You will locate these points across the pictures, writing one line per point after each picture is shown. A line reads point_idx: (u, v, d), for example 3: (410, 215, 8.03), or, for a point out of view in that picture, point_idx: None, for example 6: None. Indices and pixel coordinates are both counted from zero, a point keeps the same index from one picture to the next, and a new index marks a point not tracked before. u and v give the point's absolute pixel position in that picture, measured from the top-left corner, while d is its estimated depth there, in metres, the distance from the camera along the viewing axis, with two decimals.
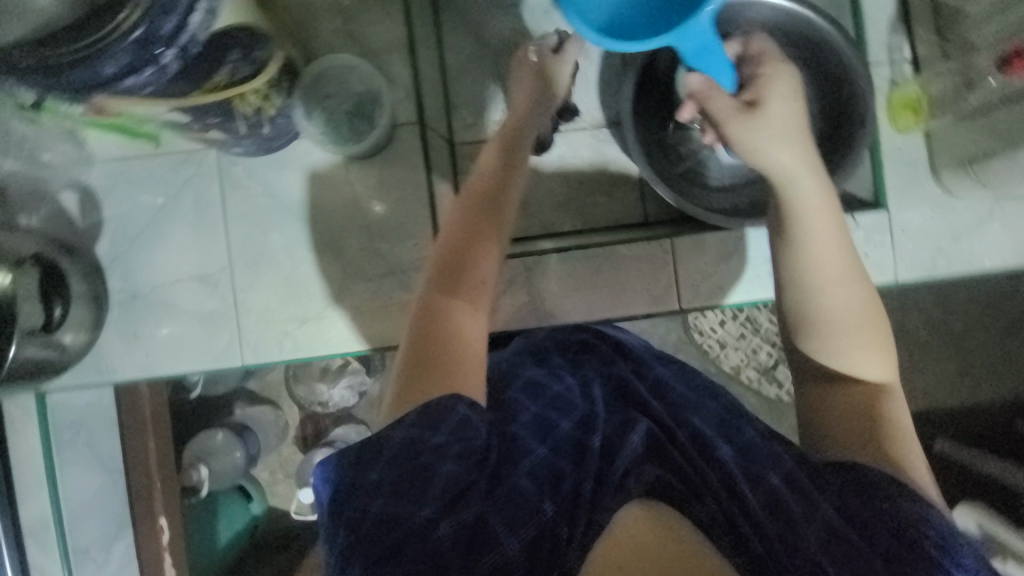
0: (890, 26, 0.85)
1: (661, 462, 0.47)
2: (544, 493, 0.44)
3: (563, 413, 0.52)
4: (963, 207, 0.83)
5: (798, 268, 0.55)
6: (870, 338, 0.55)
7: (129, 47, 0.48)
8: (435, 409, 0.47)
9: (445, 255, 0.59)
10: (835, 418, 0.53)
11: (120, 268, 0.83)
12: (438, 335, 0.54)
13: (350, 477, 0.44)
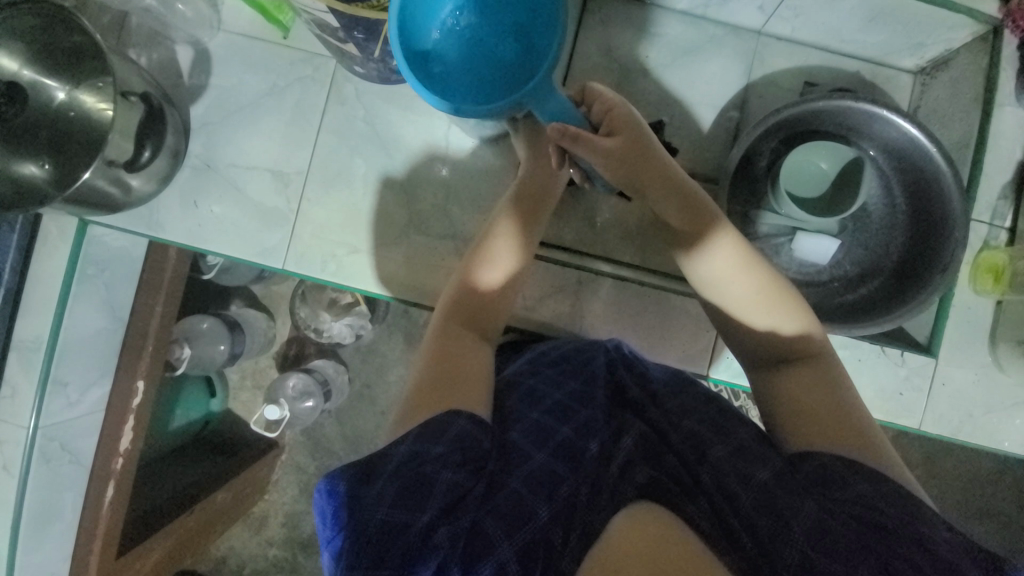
0: (1000, 190, 0.86)
1: (649, 466, 0.58)
2: (537, 492, 0.53)
3: (562, 418, 0.62)
4: (1006, 384, 0.84)
5: (730, 284, 0.68)
6: (784, 308, 0.67)
7: None
8: (437, 425, 0.57)
9: (465, 293, 0.70)
10: (794, 410, 0.62)
11: (205, 136, 0.84)
12: (450, 360, 0.64)
13: (352, 490, 0.52)
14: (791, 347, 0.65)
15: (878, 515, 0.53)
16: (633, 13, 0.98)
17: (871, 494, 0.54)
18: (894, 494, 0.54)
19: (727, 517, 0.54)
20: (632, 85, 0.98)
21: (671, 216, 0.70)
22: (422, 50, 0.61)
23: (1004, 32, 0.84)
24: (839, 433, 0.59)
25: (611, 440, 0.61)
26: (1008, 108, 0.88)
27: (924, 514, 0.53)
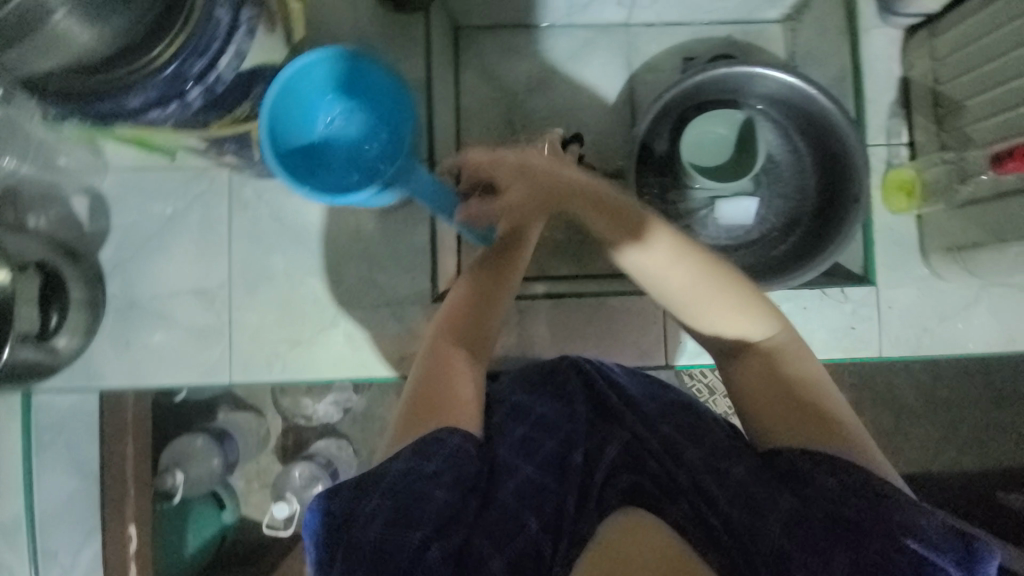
0: (888, 110, 0.87)
1: (634, 468, 0.56)
2: (526, 505, 0.52)
3: (549, 429, 0.60)
4: (950, 290, 0.85)
5: (688, 299, 0.58)
6: (755, 310, 0.58)
7: (160, 82, 0.50)
8: (427, 441, 0.53)
9: (457, 310, 0.63)
10: (780, 420, 0.55)
11: (121, 276, 0.85)
12: (435, 381, 0.58)
13: (344, 509, 0.49)
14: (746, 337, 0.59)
15: (845, 509, 0.48)
16: (503, 38, 1.00)
17: (834, 490, 0.49)
18: (864, 485, 0.49)
19: (709, 517, 0.51)
20: (522, 106, 1.00)
21: (595, 225, 0.59)
22: (305, 147, 0.66)
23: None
24: (802, 423, 0.54)
25: (594, 447, 0.58)
26: (874, 32, 0.88)
27: (897, 495, 0.48)
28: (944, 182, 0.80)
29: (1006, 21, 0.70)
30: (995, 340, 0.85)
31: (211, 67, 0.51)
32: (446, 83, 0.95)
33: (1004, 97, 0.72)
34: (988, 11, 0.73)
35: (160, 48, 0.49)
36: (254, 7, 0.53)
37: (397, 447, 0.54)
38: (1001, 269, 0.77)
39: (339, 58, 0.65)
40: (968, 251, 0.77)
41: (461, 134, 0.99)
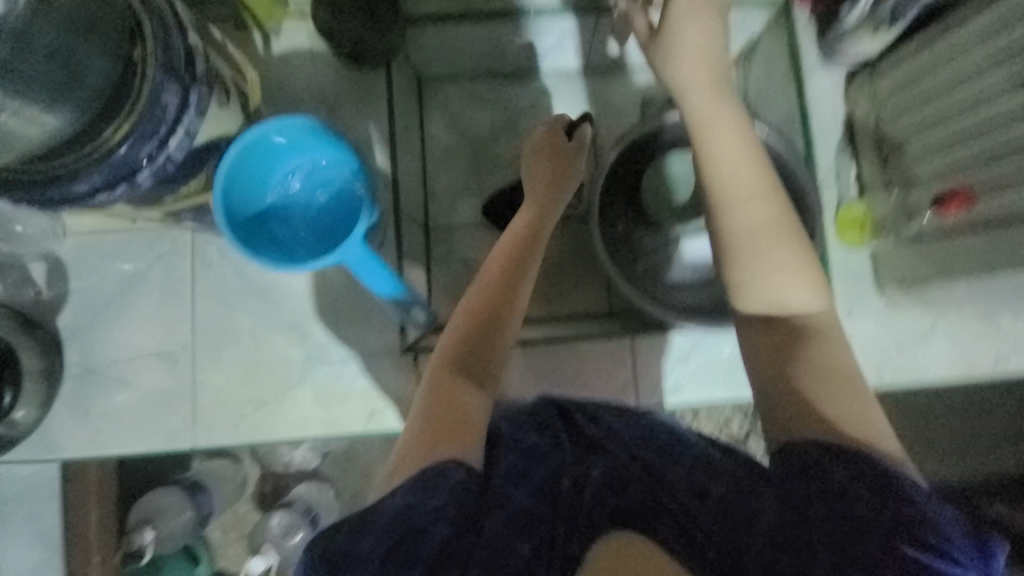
0: (836, 150, 0.91)
1: (623, 488, 0.46)
2: (523, 532, 0.43)
3: (540, 451, 0.48)
4: (906, 321, 0.87)
5: (750, 241, 0.55)
6: (811, 275, 0.55)
7: (110, 164, 0.49)
8: (435, 471, 0.45)
9: (459, 335, 0.57)
10: (809, 382, 0.50)
11: (78, 342, 0.82)
12: (442, 412, 0.50)
13: (343, 546, 0.43)
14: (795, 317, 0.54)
15: (871, 504, 0.43)
16: (465, 86, 1.02)
17: (856, 480, 0.44)
18: (885, 477, 0.44)
19: (693, 528, 0.44)
20: (488, 151, 1.02)
21: (691, 99, 0.61)
22: (259, 212, 0.69)
23: (789, 11, 0.90)
24: (828, 405, 0.49)
25: (575, 470, 0.47)
26: (817, 75, 0.92)
27: (911, 486, 0.44)
28: (893, 220, 0.83)
29: (940, 67, 0.73)
30: (952, 367, 0.88)
31: (159, 148, 0.51)
32: (412, 131, 0.96)
33: (941, 139, 0.74)
34: (922, 56, 0.75)
35: (107, 137, 0.49)
36: (207, 85, 0.54)
37: (400, 477, 0.47)
38: (953, 297, 0.79)
39: (297, 125, 0.65)
40: (916, 284, 0.81)
41: (429, 181, 1.00)
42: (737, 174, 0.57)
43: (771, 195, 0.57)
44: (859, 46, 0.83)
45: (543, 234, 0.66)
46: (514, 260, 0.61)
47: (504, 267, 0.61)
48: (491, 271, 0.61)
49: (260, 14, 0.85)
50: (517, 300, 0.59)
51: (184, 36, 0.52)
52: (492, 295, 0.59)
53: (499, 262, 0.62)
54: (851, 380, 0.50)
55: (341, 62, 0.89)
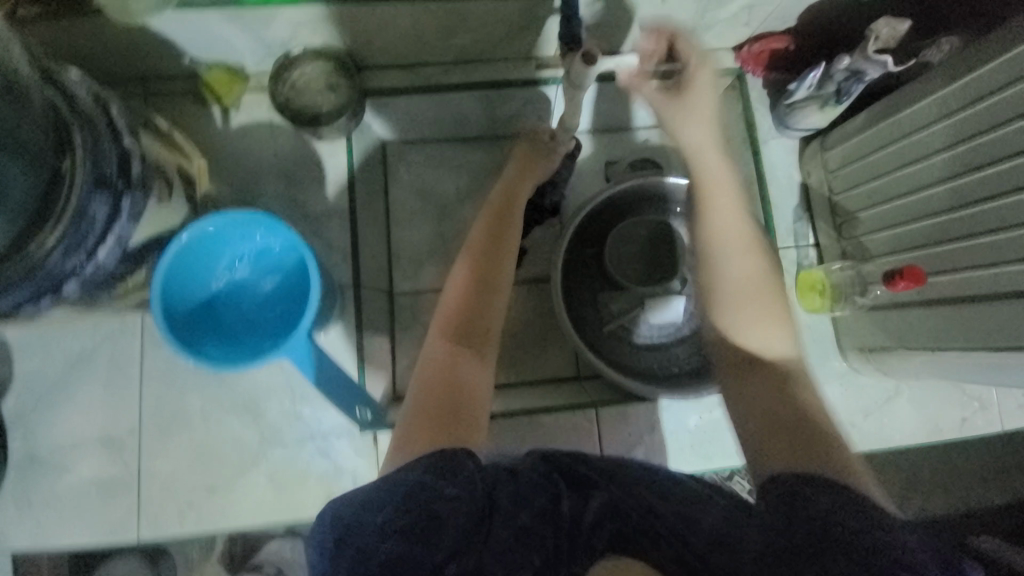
0: (794, 215, 0.92)
1: (622, 515, 0.45)
2: (527, 550, 0.42)
3: (538, 483, 0.46)
4: (869, 385, 0.87)
5: (733, 290, 0.56)
6: (774, 318, 0.55)
7: (33, 280, 0.47)
8: (446, 458, 0.46)
9: (456, 309, 0.62)
10: (784, 410, 0.49)
11: (19, 429, 0.78)
12: (438, 380, 0.56)
13: (348, 519, 0.43)
14: (761, 349, 0.54)
15: (873, 536, 0.38)
16: (429, 151, 1.02)
17: (830, 507, 0.41)
18: (861, 504, 0.41)
19: (692, 540, 0.43)
20: (453, 214, 1.01)
21: (706, 158, 0.63)
22: (204, 301, 0.67)
23: (746, 79, 0.91)
24: (788, 431, 0.47)
25: (575, 500, 0.46)
26: (773, 142, 0.93)
27: (880, 515, 0.40)
28: (847, 288, 0.84)
29: (887, 144, 0.75)
30: (918, 432, 0.87)
31: (88, 261, 0.50)
32: (375, 197, 0.96)
33: (894, 213, 0.76)
34: (868, 133, 0.78)
35: (34, 251, 0.47)
36: (142, 189, 0.53)
37: (413, 454, 0.49)
38: (909, 372, 0.78)
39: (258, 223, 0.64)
40: (875, 352, 0.81)
41: (393, 246, 0.98)
42: (721, 214, 0.60)
43: (744, 230, 0.59)
44: (809, 117, 0.86)
45: (516, 210, 0.73)
46: (495, 245, 0.68)
47: (488, 245, 0.67)
48: (475, 249, 0.67)
49: (219, 89, 0.84)
50: (504, 283, 0.65)
51: (119, 140, 0.52)
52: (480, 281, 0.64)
53: (484, 245, 0.67)
54: (817, 413, 0.49)
55: (301, 134, 0.88)
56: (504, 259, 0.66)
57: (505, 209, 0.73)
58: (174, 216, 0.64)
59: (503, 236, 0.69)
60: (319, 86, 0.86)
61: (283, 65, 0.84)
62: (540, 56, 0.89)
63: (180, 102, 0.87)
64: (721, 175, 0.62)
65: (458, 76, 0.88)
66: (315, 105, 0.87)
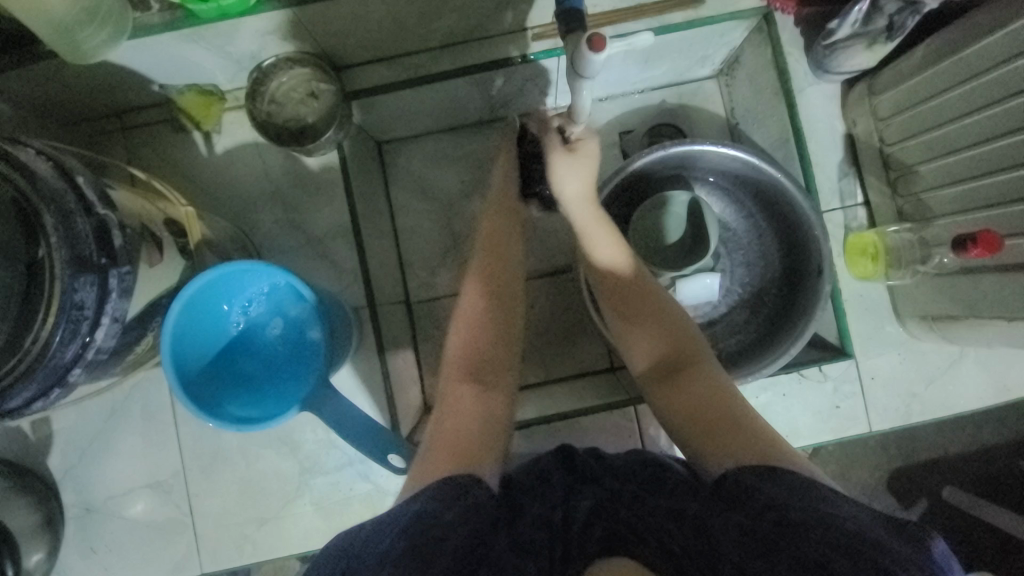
0: (839, 171, 0.82)
1: (609, 517, 0.48)
2: (525, 558, 0.44)
3: (537, 494, 0.52)
4: (932, 351, 0.80)
5: (615, 305, 0.64)
6: (658, 323, 0.61)
7: (38, 374, 0.45)
8: (454, 486, 0.47)
9: (470, 339, 0.60)
10: (688, 403, 0.54)
11: (72, 482, 0.80)
12: (456, 416, 0.55)
13: (351, 554, 0.44)
14: (672, 358, 0.58)
15: (793, 512, 0.42)
16: (427, 145, 0.94)
17: (778, 493, 0.44)
18: (801, 485, 0.44)
19: (670, 544, 0.44)
20: (461, 213, 0.94)
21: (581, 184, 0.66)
22: (220, 353, 0.65)
23: (774, 18, 0.77)
24: (720, 429, 0.51)
25: (567, 503, 0.50)
26: (811, 90, 0.82)
27: (825, 493, 0.43)
28: (907, 253, 0.75)
29: (952, 87, 0.66)
30: (991, 396, 0.80)
31: (86, 346, 0.48)
32: (379, 204, 0.90)
33: (958, 167, 0.68)
34: (930, 73, 0.68)
35: (29, 345, 0.45)
36: (130, 260, 0.51)
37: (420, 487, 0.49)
38: (980, 339, 0.72)
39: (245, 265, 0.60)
40: (943, 321, 0.74)
41: (404, 254, 0.93)
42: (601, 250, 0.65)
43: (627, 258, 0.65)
44: (855, 58, 0.74)
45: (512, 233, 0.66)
46: (500, 276, 0.63)
47: (492, 277, 0.63)
48: (479, 282, 0.63)
49: (197, 114, 0.79)
50: (514, 311, 0.62)
51: (92, 212, 0.48)
52: (486, 316, 0.61)
53: (488, 276, 0.63)
54: (729, 402, 0.54)
55: (288, 152, 0.81)
56: (511, 290, 0.63)
57: (500, 236, 0.66)
58: (169, 271, 0.62)
59: (501, 273, 0.64)
60: (300, 96, 0.79)
61: (257, 79, 0.77)
62: (534, 27, 0.76)
63: (160, 131, 0.82)
64: (592, 213, 0.66)
65: (446, 63, 0.78)
66: (298, 117, 0.79)
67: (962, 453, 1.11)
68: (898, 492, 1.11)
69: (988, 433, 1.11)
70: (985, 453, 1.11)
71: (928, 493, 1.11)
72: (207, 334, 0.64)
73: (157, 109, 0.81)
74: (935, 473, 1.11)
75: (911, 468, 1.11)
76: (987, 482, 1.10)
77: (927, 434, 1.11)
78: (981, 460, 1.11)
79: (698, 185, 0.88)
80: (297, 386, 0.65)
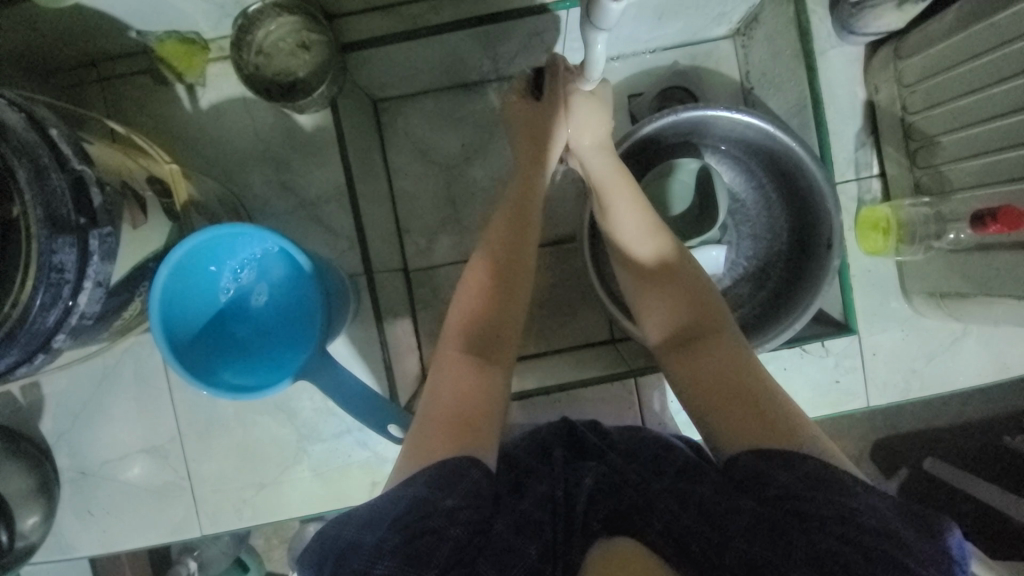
0: (856, 140, 0.79)
1: (614, 498, 0.48)
2: (527, 538, 0.44)
3: (538, 474, 0.52)
4: (936, 328, 0.79)
5: (635, 278, 0.62)
6: (679, 298, 0.59)
7: (21, 339, 0.43)
8: (451, 469, 0.47)
9: (474, 314, 0.58)
10: (706, 382, 0.53)
11: (67, 447, 0.80)
12: (453, 395, 0.53)
13: (352, 537, 0.44)
14: (692, 327, 0.57)
15: (804, 503, 0.43)
16: (425, 105, 0.89)
17: (795, 483, 0.44)
18: (819, 475, 0.44)
19: (676, 529, 0.44)
20: (461, 178, 0.90)
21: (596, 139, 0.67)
22: (209, 322, 0.63)
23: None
24: (733, 406, 0.51)
25: (570, 484, 0.50)
26: (833, 53, 0.78)
27: (844, 479, 0.44)
28: (922, 228, 0.73)
29: (987, 51, 0.62)
30: (991, 373, 0.80)
31: (69, 311, 0.45)
32: (376, 167, 0.86)
33: (983, 138, 0.65)
34: (964, 35, 0.64)
35: (9, 310, 0.42)
36: (110, 220, 0.47)
37: (417, 468, 0.48)
38: (987, 317, 0.72)
39: (228, 228, 0.56)
40: (952, 298, 0.73)
41: (401, 221, 0.90)
42: (625, 216, 0.64)
43: (650, 223, 0.63)
44: (883, 18, 0.70)
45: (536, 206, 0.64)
46: (517, 243, 0.62)
47: (510, 242, 0.61)
48: (494, 248, 0.61)
49: (178, 64, 0.74)
50: (523, 283, 0.61)
51: (67, 167, 0.44)
52: (496, 287, 0.59)
53: (504, 243, 0.61)
54: (751, 378, 0.52)
55: (278, 109, 0.77)
56: (523, 260, 0.61)
57: (523, 197, 0.65)
58: (155, 233, 0.59)
59: (521, 237, 0.62)
60: (290, 46, 0.74)
61: (242, 27, 0.71)
62: None
63: (139, 83, 0.77)
64: (615, 175, 0.66)
65: (447, 14, 0.73)
66: (289, 70, 0.74)
67: (952, 425, 1.13)
68: (886, 461, 1.14)
69: (978, 407, 1.13)
70: (974, 425, 1.13)
71: (915, 462, 1.13)
72: (192, 302, 0.61)
73: (135, 59, 0.76)
74: (923, 443, 1.13)
75: (901, 438, 1.13)
76: (974, 452, 1.13)
77: (918, 406, 1.13)
78: (970, 432, 1.13)
79: (709, 154, 0.85)
80: (293, 353, 0.63)
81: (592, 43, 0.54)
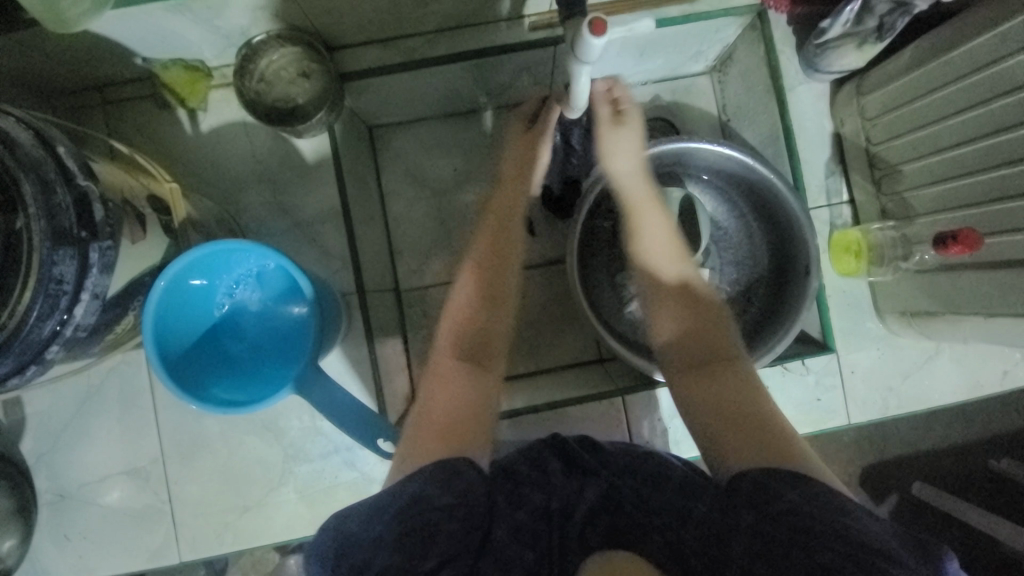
0: (827, 168, 0.84)
1: (615, 510, 0.51)
2: (525, 544, 0.46)
3: (539, 482, 0.53)
4: (909, 347, 0.82)
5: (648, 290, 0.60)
6: (691, 321, 0.57)
7: (13, 351, 0.43)
8: (447, 468, 0.47)
9: (463, 318, 0.58)
10: (710, 406, 0.52)
11: (46, 468, 0.78)
12: (439, 396, 0.53)
13: (348, 533, 0.45)
14: (698, 350, 0.56)
15: (809, 520, 0.42)
16: (420, 132, 0.93)
17: (796, 499, 0.43)
18: (823, 493, 0.43)
19: (680, 545, 0.47)
20: (453, 201, 0.93)
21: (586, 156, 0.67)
22: (200, 338, 0.64)
23: (768, 16, 0.78)
24: (737, 440, 0.50)
25: (571, 495, 0.52)
26: (801, 88, 0.84)
27: (845, 501, 0.43)
28: (889, 251, 0.79)
29: (943, 86, 0.67)
30: (964, 391, 0.83)
31: (64, 323, 0.46)
32: (371, 191, 0.89)
33: (942, 166, 0.70)
34: (919, 73, 0.70)
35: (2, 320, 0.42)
36: (109, 236, 0.49)
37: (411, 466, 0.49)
38: (956, 335, 0.75)
39: (219, 246, 0.58)
40: (922, 316, 0.77)
41: (393, 241, 0.92)
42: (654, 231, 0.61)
43: (676, 244, 0.61)
44: (846, 58, 0.76)
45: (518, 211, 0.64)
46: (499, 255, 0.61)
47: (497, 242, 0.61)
48: (478, 255, 0.60)
49: (180, 90, 0.77)
50: (507, 289, 0.60)
51: (73, 183, 0.46)
52: (485, 294, 0.59)
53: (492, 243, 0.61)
54: (755, 402, 0.52)
55: (277, 133, 0.80)
56: (510, 260, 0.61)
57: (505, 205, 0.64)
58: (151, 249, 0.60)
59: (500, 250, 0.61)
60: (290, 75, 0.77)
61: (246, 56, 0.75)
62: (530, 15, 0.75)
63: (141, 107, 0.79)
64: (647, 189, 0.63)
65: (442, 49, 0.77)
66: (288, 97, 0.78)
67: (937, 449, 1.15)
68: (874, 483, 1.15)
69: (961, 429, 1.15)
70: (958, 449, 1.15)
71: (902, 485, 1.15)
72: (183, 318, 0.61)
73: (139, 85, 0.79)
74: (910, 465, 1.15)
75: (887, 460, 1.15)
76: (958, 476, 1.15)
77: (902, 429, 1.15)
78: (954, 455, 1.15)
79: (693, 183, 0.88)
80: (291, 367, 0.64)
81: (577, 74, 0.57)
